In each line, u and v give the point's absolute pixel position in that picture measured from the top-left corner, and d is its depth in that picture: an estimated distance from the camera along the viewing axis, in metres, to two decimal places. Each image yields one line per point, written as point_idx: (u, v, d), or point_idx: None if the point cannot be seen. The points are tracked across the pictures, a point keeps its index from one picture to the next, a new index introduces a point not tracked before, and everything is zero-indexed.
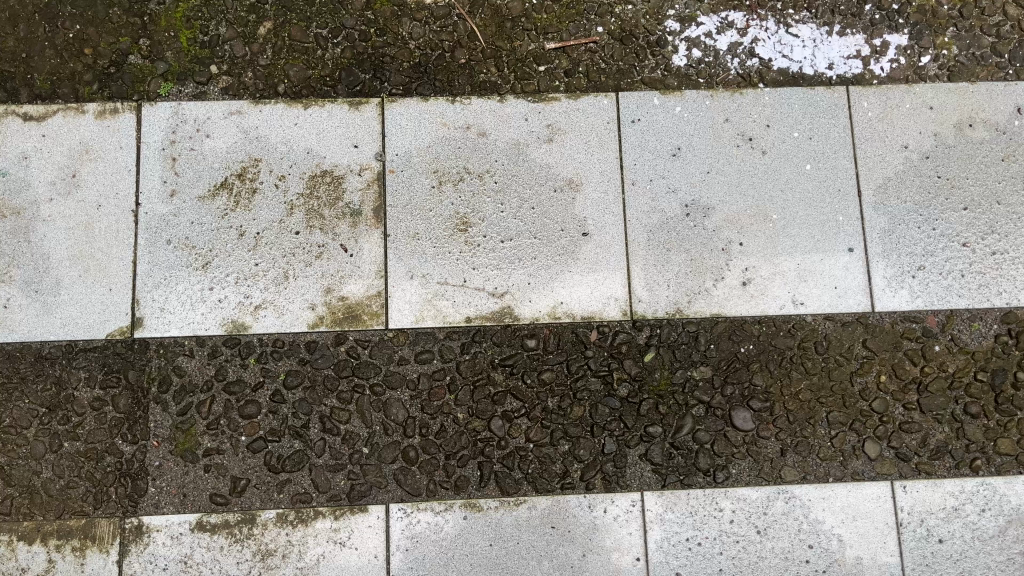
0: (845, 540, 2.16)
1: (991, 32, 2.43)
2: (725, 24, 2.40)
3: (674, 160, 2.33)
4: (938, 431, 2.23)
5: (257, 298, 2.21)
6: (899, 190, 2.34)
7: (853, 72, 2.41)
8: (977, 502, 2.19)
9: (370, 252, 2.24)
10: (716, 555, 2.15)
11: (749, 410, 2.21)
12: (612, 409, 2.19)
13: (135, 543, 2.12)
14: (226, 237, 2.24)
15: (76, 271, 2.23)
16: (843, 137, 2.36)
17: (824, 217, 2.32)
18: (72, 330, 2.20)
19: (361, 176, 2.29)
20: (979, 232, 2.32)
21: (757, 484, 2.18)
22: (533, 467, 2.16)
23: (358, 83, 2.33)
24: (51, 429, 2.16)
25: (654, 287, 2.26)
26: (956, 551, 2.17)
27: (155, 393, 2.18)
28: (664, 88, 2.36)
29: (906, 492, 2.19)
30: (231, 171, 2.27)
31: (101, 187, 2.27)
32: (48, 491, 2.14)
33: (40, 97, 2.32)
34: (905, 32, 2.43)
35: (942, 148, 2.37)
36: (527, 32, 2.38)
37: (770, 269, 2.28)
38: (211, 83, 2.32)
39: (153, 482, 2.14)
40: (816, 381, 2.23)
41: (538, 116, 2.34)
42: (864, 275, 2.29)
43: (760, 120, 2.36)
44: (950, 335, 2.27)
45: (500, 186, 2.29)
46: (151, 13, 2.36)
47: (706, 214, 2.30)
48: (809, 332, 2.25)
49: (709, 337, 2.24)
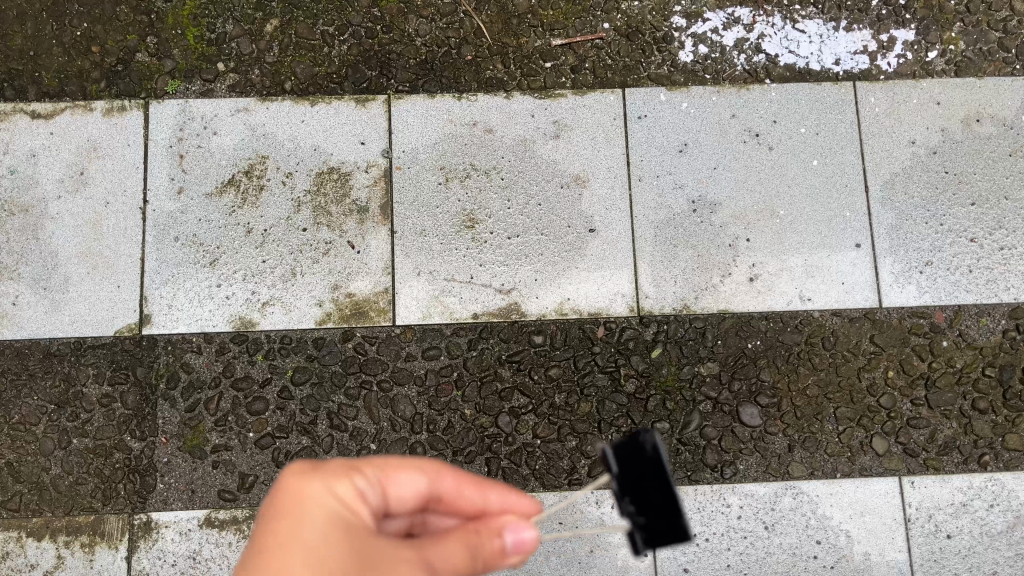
0: (853, 536, 2.15)
1: (998, 27, 2.42)
2: (731, 20, 2.40)
3: (681, 156, 2.33)
4: (946, 427, 2.22)
5: (265, 295, 2.22)
6: (906, 186, 2.33)
7: (860, 67, 2.40)
8: (986, 498, 2.18)
9: (377, 249, 2.25)
10: (724, 550, 2.14)
11: (757, 405, 2.21)
12: (619, 405, 2.19)
13: (144, 539, 2.12)
14: (234, 234, 2.24)
15: (84, 268, 2.24)
16: (850, 132, 2.36)
17: (832, 213, 2.31)
18: (81, 326, 2.21)
19: (368, 173, 2.29)
20: (987, 227, 2.31)
21: (765, 480, 2.17)
22: (541, 463, 2.16)
23: (364, 81, 2.34)
24: (60, 426, 2.17)
25: (661, 283, 2.26)
26: (964, 547, 2.16)
27: (164, 389, 2.18)
28: (670, 84, 2.36)
29: (915, 488, 2.18)
30: (238, 168, 2.28)
31: (110, 184, 2.28)
32: (57, 487, 2.15)
33: (48, 94, 2.33)
34: (911, 27, 2.42)
35: (949, 143, 2.36)
36: (534, 29, 2.38)
37: (777, 265, 2.27)
38: (218, 80, 2.33)
39: (162, 478, 2.15)
40: (823, 377, 2.23)
41: (545, 112, 2.34)
42: (871, 271, 2.29)
43: (767, 115, 2.36)
44: (958, 330, 2.27)
45: (507, 182, 2.29)
46: (158, 10, 2.36)
47: (713, 210, 2.30)
48: (816, 328, 2.25)
49: (716, 333, 2.24)
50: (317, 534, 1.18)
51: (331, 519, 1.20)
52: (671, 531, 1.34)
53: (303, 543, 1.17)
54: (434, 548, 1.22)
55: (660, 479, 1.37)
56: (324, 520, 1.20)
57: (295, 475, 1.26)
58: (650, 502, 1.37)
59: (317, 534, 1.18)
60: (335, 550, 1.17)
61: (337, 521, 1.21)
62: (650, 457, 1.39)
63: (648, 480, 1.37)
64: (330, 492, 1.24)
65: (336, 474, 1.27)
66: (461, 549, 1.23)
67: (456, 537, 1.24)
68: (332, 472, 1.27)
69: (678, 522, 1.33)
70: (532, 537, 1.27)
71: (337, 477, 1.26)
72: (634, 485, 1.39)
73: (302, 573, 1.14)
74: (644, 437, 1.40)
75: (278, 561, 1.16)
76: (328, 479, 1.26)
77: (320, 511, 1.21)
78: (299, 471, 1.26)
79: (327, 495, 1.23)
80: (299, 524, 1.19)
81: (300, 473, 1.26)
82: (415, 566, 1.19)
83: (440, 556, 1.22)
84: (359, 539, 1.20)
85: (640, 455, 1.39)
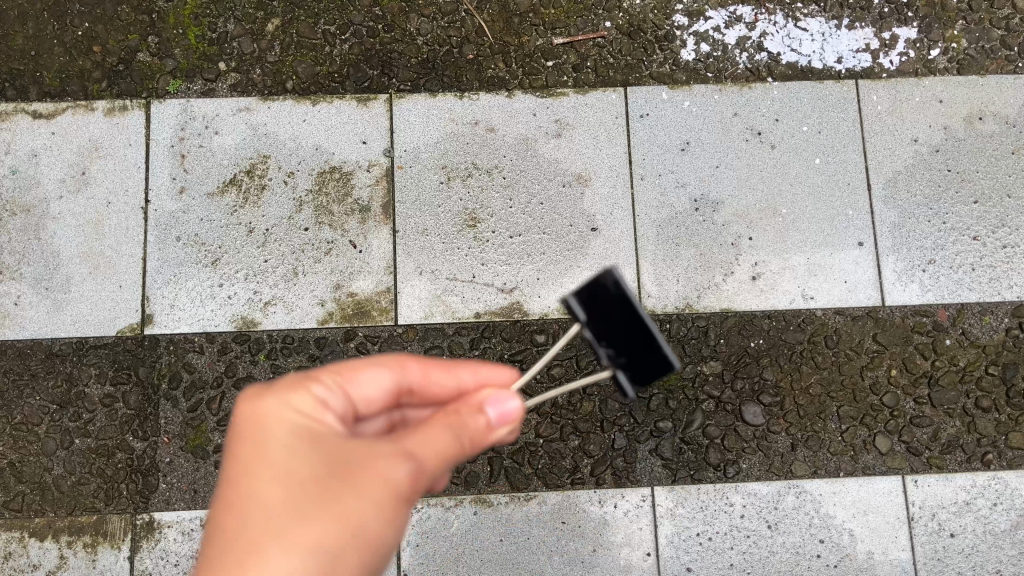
0: (856, 534, 2.15)
1: (1000, 25, 2.42)
2: (733, 18, 2.40)
3: (684, 154, 2.32)
4: (949, 425, 2.22)
5: (267, 295, 2.22)
6: (909, 184, 2.33)
7: (863, 65, 2.40)
8: (989, 496, 2.18)
9: (379, 248, 2.25)
10: (727, 550, 2.13)
11: (759, 404, 2.20)
12: (622, 404, 2.19)
13: (146, 539, 2.12)
14: (235, 234, 2.24)
15: (86, 268, 2.24)
16: (852, 130, 2.36)
17: (834, 211, 2.31)
18: (83, 326, 2.21)
19: (370, 172, 2.29)
20: (990, 226, 2.30)
21: (767, 479, 2.17)
22: (543, 462, 2.16)
23: (366, 80, 2.34)
24: (62, 426, 2.17)
25: (664, 282, 2.25)
26: (967, 546, 2.15)
27: (166, 389, 2.18)
28: (672, 83, 2.36)
29: (917, 487, 2.18)
30: (240, 167, 2.28)
31: (111, 184, 2.28)
32: (60, 487, 2.15)
33: (49, 94, 2.33)
34: (913, 25, 2.42)
35: (952, 141, 2.35)
36: (535, 27, 2.38)
37: (780, 263, 2.27)
38: (219, 80, 2.33)
39: (164, 478, 2.14)
40: (826, 375, 2.23)
41: (547, 111, 2.33)
42: (874, 269, 2.28)
43: (769, 114, 2.35)
44: (961, 329, 2.26)
45: (508, 180, 2.29)
46: (159, 10, 2.37)
47: (715, 208, 2.29)
48: (819, 326, 2.25)
49: (719, 332, 2.23)
50: (282, 447, 1.24)
51: (294, 431, 1.26)
52: (655, 364, 1.33)
53: (270, 457, 1.23)
54: (411, 438, 1.26)
55: (630, 312, 1.33)
56: (286, 435, 1.25)
57: (250, 399, 1.31)
58: (627, 341, 1.35)
59: (282, 449, 1.24)
60: (305, 457, 1.23)
61: (300, 432, 1.26)
62: (614, 295, 1.34)
63: (616, 315, 1.34)
64: (287, 408, 1.29)
65: (290, 390, 1.32)
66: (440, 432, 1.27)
67: (434, 424, 1.28)
68: (285, 389, 1.32)
69: (661, 355, 1.31)
70: (516, 408, 1.32)
71: (292, 392, 1.31)
72: (606, 329, 1.36)
73: (273, 487, 1.20)
74: (604, 276, 1.35)
75: (248, 481, 1.22)
76: (283, 395, 1.30)
77: (279, 428, 1.26)
78: (253, 395, 1.31)
79: (286, 411, 1.28)
80: (262, 443, 1.25)
81: (254, 396, 1.31)
82: (394, 456, 1.22)
83: (420, 443, 1.25)
84: (327, 441, 1.25)
85: (604, 296, 1.35)
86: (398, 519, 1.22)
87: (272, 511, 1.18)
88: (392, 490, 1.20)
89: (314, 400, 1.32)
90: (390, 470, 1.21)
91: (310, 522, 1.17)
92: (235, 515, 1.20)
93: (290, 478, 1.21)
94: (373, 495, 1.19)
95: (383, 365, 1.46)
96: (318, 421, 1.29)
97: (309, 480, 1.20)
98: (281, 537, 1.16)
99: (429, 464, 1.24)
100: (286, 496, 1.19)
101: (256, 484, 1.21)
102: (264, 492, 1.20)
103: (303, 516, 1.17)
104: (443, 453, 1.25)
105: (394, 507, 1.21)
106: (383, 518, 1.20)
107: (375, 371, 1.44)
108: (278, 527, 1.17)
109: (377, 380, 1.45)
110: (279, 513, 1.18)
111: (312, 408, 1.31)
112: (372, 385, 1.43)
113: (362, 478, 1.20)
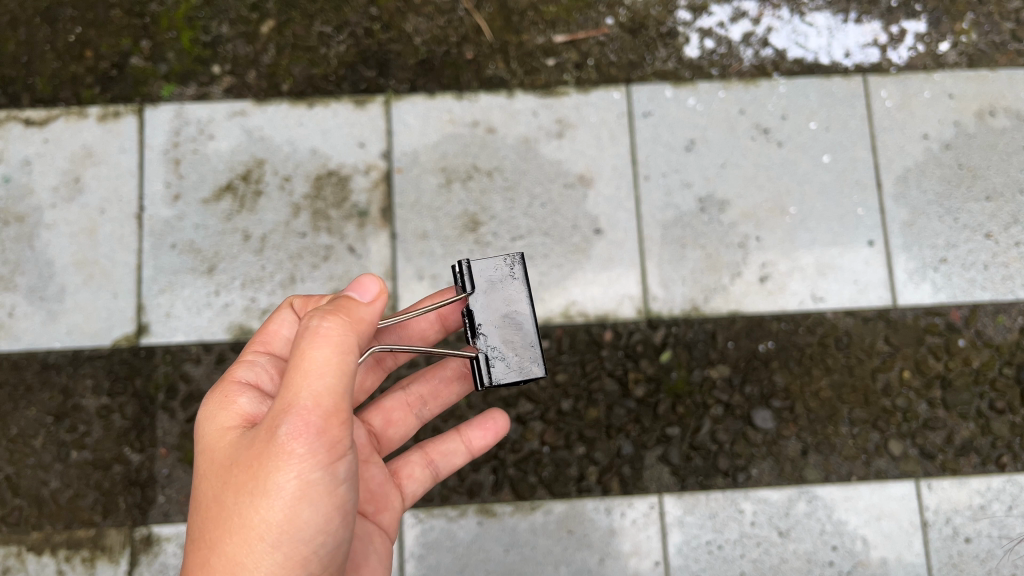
0: (869, 541, 2.09)
1: (1009, 18, 2.37)
2: (738, 13, 2.34)
3: (689, 153, 2.27)
4: (963, 428, 2.16)
5: (263, 303, 2.17)
6: (920, 181, 2.27)
7: (870, 61, 2.35)
8: (1004, 500, 2.12)
9: (378, 253, 2.19)
10: (737, 558, 2.08)
11: (770, 409, 2.15)
12: (628, 410, 2.14)
13: (145, 553, 2.07)
14: (231, 240, 2.20)
15: (80, 278, 2.19)
16: (862, 127, 2.30)
17: (843, 210, 2.26)
18: (78, 338, 2.17)
19: (368, 175, 2.24)
20: (1002, 223, 2.25)
21: (779, 485, 2.12)
22: (548, 472, 2.11)
23: (362, 81, 2.29)
24: (59, 439, 2.13)
25: (669, 284, 2.20)
26: (983, 551, 2.09)
27: (162, 400, 2.13)
28: (676, 80, 2.31)
29: (931, 491, 2.12)
30: (236, 172, 2.23)
31: (105, 191, 2.23)
32: (56, 501, 2.10)
33: (41, 101, 2.28)
34: (922, 19, 2.36)
35: (963, 136, 2.30)
36: (535, 25, 2.34)
37: (789, 263, 2.22)
38: (213, 84, 2.28)
39: (162, 490, 2.09)
40: (838, 378, 2.18)
41: (549, 110, 2.28)
42: (885, 269, 2.23)
43: (776, 112, 2.30)
44: (975, 329, 2.21)
45: (509, 182, 2.24)
46: (152, 14, 2.32)
47: (721, 208, 2.24)
48: (829, 328, 2.19)
49: (727, 334, 2.18)
50: (201, 464, 1.37)
51: (206, 437, 1.38)
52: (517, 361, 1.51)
53: (199, 478, 1.37)
54: (283, 395, 1.24)
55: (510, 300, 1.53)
56: (202, 449, 1.38)
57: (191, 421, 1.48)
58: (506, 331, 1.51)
59: (202, 465, 1.36)
60: (215, 462, 1.33)
61: (211, 433, 1.37)
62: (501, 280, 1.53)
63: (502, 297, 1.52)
64: (200, 416, 1.41)
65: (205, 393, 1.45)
66: (305, 361, 1.24)
67: (301, 361, 1.25)
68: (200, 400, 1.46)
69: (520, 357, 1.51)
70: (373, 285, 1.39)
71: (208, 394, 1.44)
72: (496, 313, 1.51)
73: (202, 507, 1.32)
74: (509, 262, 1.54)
75: (190, 511, 1.36)
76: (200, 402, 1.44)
77: (198, 441, 1.39)
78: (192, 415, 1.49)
79: (202, 418, 1.40)
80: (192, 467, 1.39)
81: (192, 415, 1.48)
82: (274, 426, 1.24)
83: (291, 399, 1.23)
84: (232, 432, 1.35)
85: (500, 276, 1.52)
86: (307, 487, 1.25)
87: (203, 534, 1.29)
88: (285, 461, 1.23)
89: (234, 386, 1.43)
90: (272, 440, 1.24)
91: (229, 530, 1.25)
92: (186, 549, 1.33)
93: (209, 492, 1.32)
94: (266, 473, 1.23)
95: (281, 310, 1.58)
96: (232, 409, 1.39)
97: (220, 488, 1.30)
98: (208, 565, 1.25)
99: (303, 408, 1.22)
100: (208, 512, 1.30)
101: (194, 512, 1.34)
102: (197, 518, 1.32)
103: (220, 527, 1.26)
104: (316, 392, 1.24)
105: (293, 478, 1.23)
106: (286, 490, 1.23)
107: (277, 320, 1.57)
108: (208, 551, 1.27)
109: (284, 326, 1.57)
110: (206, 531, 1.29)
111: (224, 396, 1.40)
112: (285, 333, 1.57)
113: (256, 463, 1.25)
